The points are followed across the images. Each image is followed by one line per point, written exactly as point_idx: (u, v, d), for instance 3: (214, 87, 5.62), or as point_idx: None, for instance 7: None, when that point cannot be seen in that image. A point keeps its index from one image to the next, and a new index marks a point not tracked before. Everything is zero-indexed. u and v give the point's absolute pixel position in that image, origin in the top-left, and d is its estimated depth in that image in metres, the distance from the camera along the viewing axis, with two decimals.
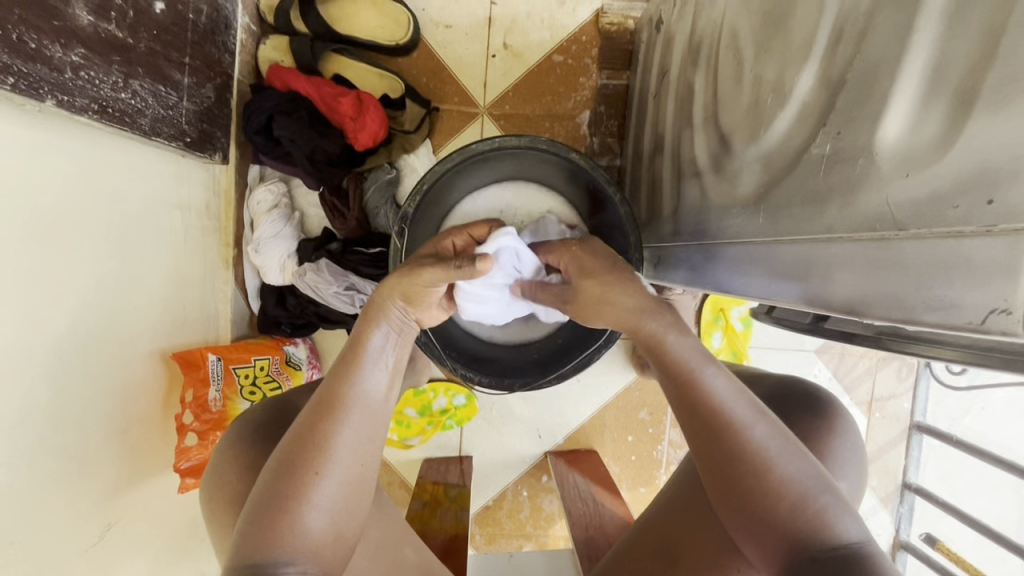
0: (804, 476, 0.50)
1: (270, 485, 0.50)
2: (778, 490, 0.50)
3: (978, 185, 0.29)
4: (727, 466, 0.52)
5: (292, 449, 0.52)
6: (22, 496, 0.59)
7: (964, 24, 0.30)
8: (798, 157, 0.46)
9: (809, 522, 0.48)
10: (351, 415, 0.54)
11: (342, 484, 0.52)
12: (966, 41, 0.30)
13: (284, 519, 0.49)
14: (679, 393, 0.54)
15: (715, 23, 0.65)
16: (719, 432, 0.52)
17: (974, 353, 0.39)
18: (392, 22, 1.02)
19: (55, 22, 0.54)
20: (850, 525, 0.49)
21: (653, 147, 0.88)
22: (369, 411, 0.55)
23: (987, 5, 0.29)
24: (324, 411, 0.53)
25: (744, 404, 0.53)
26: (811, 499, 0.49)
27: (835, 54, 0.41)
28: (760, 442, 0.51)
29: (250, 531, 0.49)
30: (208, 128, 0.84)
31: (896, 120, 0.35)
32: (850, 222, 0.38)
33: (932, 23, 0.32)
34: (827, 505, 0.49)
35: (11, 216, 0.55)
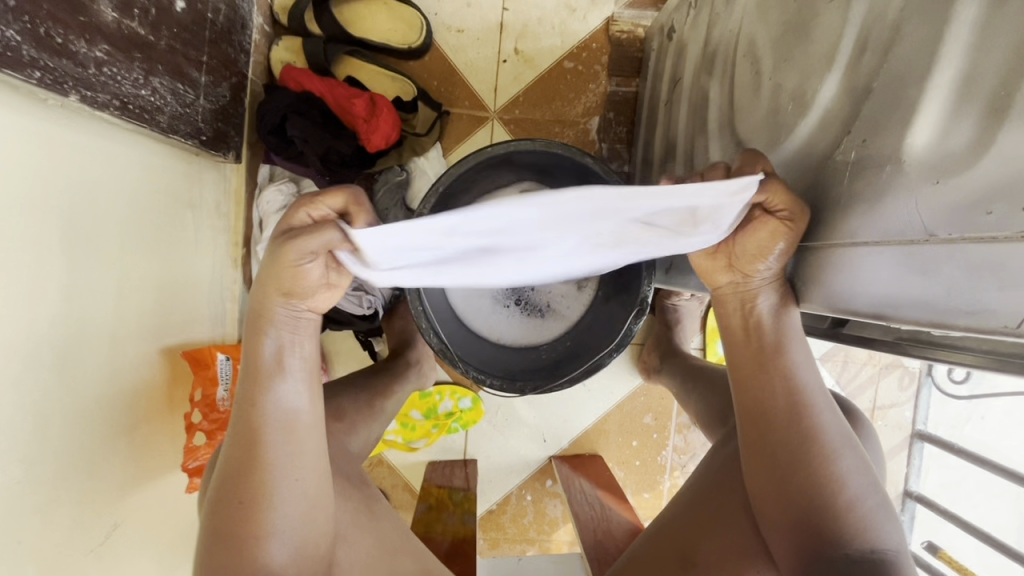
0: (861, 473, 0.52)
1: (215, 518, 0.52)
2: (836, 484, 0.51)
3: (1014, 191, 0.30)
4: (793, 453, 0.52)
5: (226, 480, 0.52)
6: (21, 490, 0.57)
7: (1000, 25, 0.31)
8: (820, 164, 0.46)
9: (858, 522, 0.50)
10: (272, 433, 0.53)
11: (289, 501, 0.52)
12: (1003, 42, 0.30)
13: (235, 549, 0.50)
14: (770, 372, 0.54)
15: (731, 32, 0.66)
16: (799, 412, 0.53)
17: (997, 359, 0.40)
18: (405, 26, 1.02)
19: (81, 18, 0.54)
20: (890, 531, 0.50)
21: (664, 153, 0.89)
22: (293, 423, 0.54)
23: None
24: (244, 438, 0.53)
25: (822, 396, 0.54)
26: (861, 499, 0.51)
27: (859, 65, 0.42)
28: (831, 431, 0.52)
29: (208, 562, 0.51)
30: (224, 128, 0.84)
31: (924, 129, 0.36)
32: (878, 229, 0.39)
33: (965, 23, 0.33)
34: (877, 505, 0.51)
35: (24, 206, 0.54)
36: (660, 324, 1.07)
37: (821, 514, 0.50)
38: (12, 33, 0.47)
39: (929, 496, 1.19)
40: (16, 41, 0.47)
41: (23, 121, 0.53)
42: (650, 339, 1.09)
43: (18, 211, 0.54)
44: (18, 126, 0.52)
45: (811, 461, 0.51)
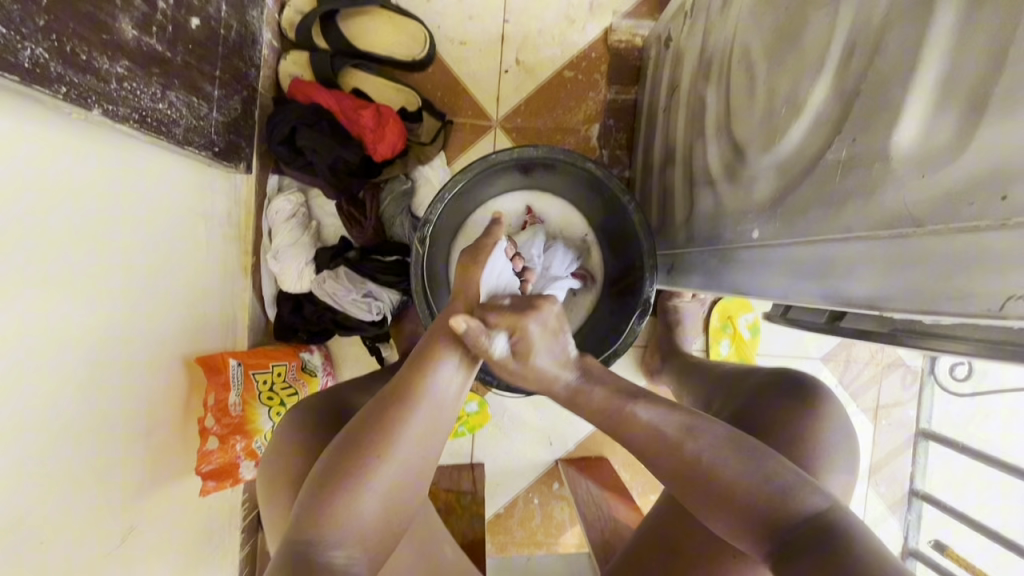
0: (758, 471, 0.52)
1: (329, 466, 0.52)
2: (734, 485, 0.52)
3: (995, 180, 0.31)
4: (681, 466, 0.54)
5: (355, 431, 0.54)
6: (39, 491, 0.58)
7: (978, 24, 0.33)
8: (813, 162, 0.48)
9: (777, 506, 0.51)
10: (419, 411, 0.54)
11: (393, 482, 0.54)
12: (981, 40, 0.32)
13: (334, 504, 0.51)
14: (603, 420, 0.58)
15: (726, 39, 0.68)
16: (674, 441, 0.55)
17: (988, 346, 0.41)
18: (409, 38, 1.05)
19: (104, 35, 0.57)
20: (814, 497, 0.51)
21: (663, 158, 0.91)
22: (435, 413, 0.56)
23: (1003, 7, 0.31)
24: (389, 406, 0.54)
25: (687, 415, 0.56)
26: (771, 488, 0.52)
27: (849, 66, 0.44)
28: (708, 442, 0.54)
29: (305, 505, 0.52)
30: (235, 139, 0.87)
31: (910, 125, 0.37)
32: (869, 222, 0.41)
33: (946, 23, 0.35)
34: (792, 483, 0.52)
35: (48, 215, 0.56)
36: (661, 327, 1.10)
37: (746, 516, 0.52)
38: (41, 51, 0.49)
39: (934, 494, 1.19)
40: (44, 59, 0.50)
41: (49, 136, 0.55)
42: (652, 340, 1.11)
43: (44, 221, 0.56)
44: (41, 136, 0.54)
45: (702, 470, 0.54)
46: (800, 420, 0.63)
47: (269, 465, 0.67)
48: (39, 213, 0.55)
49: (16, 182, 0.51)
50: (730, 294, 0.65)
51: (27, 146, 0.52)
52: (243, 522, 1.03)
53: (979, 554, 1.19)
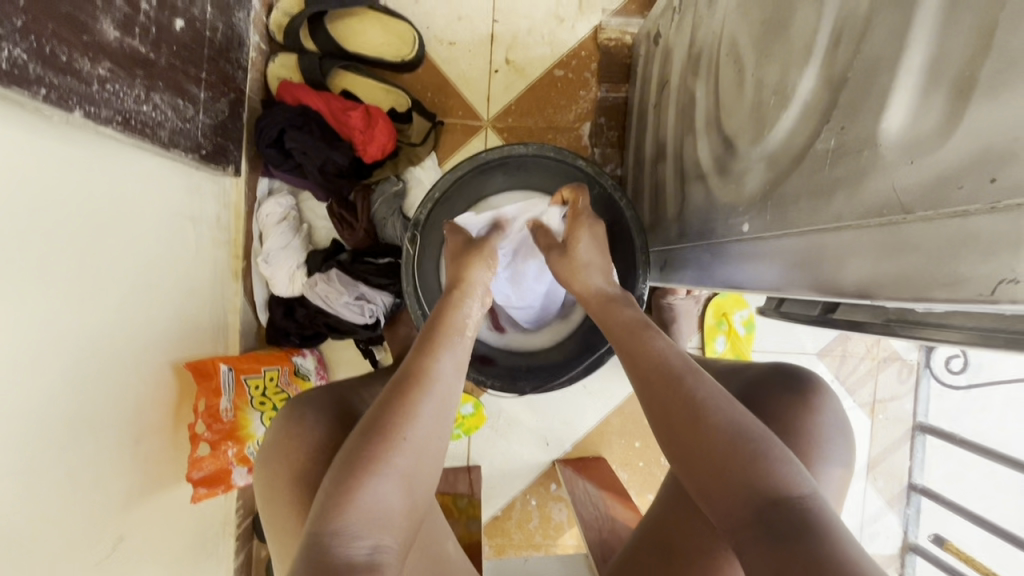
0: (740, 423, 0.53)
1: (339, 465, 0.50)
2: (715, 429, 0.53)
3: (982, 165, 0.31)
4: (676, 406, 0.56)
5: (374, 415, 0.53)
6: (25, 500, 0.57)
7: (962, 8, 0.32)
8: (802, 153, 0.48)
9: (751, 463, 0.50)
10: (431, 392, 0.56)
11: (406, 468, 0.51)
12: (966, 24, 0.32)
13: (356, 486, 0.48)
14: (626, 350, 0.64)
15: (715, 33, 0.68)
16: (668, 379, 0.58)
17: (981, 335, 0.41)
18: (398, 39, 1.05)
19: (84, 37, 0.56)
20: (792, 473, 0.50)
21: (654, 155, 0.91)
22: (443, 393, 0.57)
23: None
24: (399, 390, 0.55)
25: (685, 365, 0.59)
26: (749, 441, 0.51)
27: (836, 57, 0.44)
28: (700, 389, 0.56)
29: (324, 499, 0.48)
30: (223, 142, 0.86)
31: (897, 113, 0.37)
32: (860, 210, 0.40)
33: (930, 9, 0.35)
34: (768, 449, 0.51)
35: (31, 219, 0.55)
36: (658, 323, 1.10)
37: (719, 466, 0.52)
38: (19, 52, 0.49)
39: (934, 488, 1.18)
40: (22, 61, 0.49)
41: (30, 140, 0.54)
42: None
43: (26, 227, 0.55)
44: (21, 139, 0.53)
45: (691, 408, 0.55)
46: (797, 413, 0.63)
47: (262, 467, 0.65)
48: (22, 218, 0.54)
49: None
50: (722, 288, 0.64)
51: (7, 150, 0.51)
52: (237, 530, 1.02)
53: (980, 548, 1.19)
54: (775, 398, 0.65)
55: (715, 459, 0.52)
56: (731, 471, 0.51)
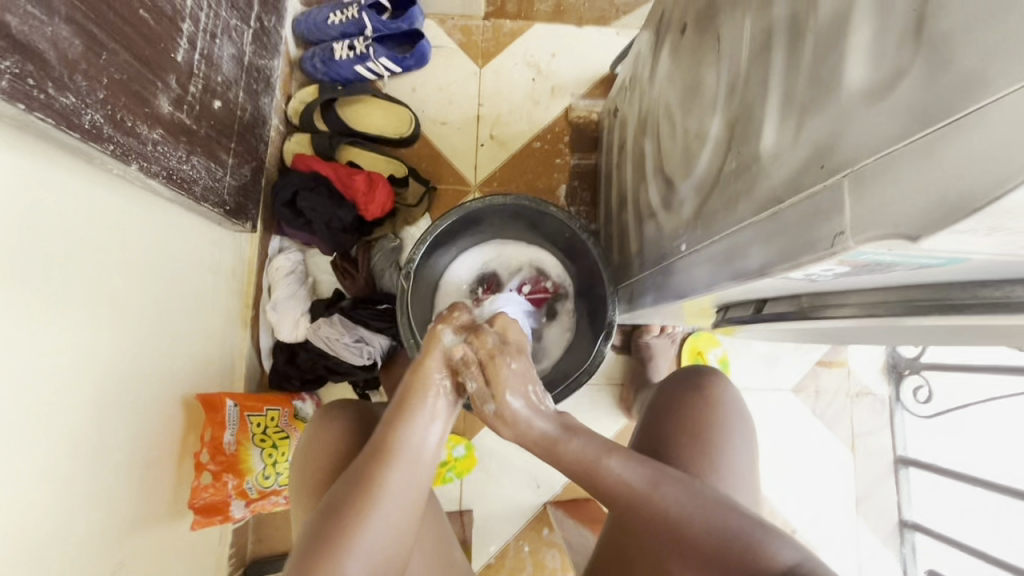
0: (721, 512, 0.59)
1: (314, 526, 0.56)
2: (698, 533, 0.58)
3: (817, 157, 0.42)
4: (644, 510, 0.61)
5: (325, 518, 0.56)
6: (39, 507, 0.62)
7: (797, 56, 0.45)
8: (717, 178, 0.60)
9: (737, 550, 0.56)
10: (398, 465, 0.59)
11: (375, 534, 0.56)
12: (801, 65, 0.45)
13: (314, 569, 0.53)
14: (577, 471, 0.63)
15: (654, 101, 0.84)
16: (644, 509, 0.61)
17: (869, 307, 0.51)
18: (396, 119, 1.23)
19: (145, 108, 0.70)
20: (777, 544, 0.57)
21: (619, 205, 1.04)
22: (413, 464, 0.60)
23: (809, 43, 0.44)
24: (369, 466, 0.59)
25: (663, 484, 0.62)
26: (729, 531, 0.57)
27: (730, 102, 0.57)
28: (682, 507, 0.59)
29: (293, 574, 0.54)
30: (244, 202, 1.00)
31: (769, 133, 0.49)
32: (754, 208, 0.51)
33: (780, 61, 0.48)
34: (745, 526, 0.57)
35: (72, 254, 0.65)
36: (638, 363, 1.20)
37: (715, 562, 0.57)
38: (99, 118, 0.63)
39: (925, 523, 1.20)
40: (100, 124, 0.63)
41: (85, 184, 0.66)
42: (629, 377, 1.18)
43: (72, 255, 0.65)
44: (75, 186, 0.65)
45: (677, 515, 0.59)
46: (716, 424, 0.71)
47: (301, 447, 0.74)
48: (67, 252, 0.64)
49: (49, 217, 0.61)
50: (678, 301, 0.73)
51: (64, 191, 0.63)
52: None
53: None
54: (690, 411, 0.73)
55: (699, 549, 0.58)
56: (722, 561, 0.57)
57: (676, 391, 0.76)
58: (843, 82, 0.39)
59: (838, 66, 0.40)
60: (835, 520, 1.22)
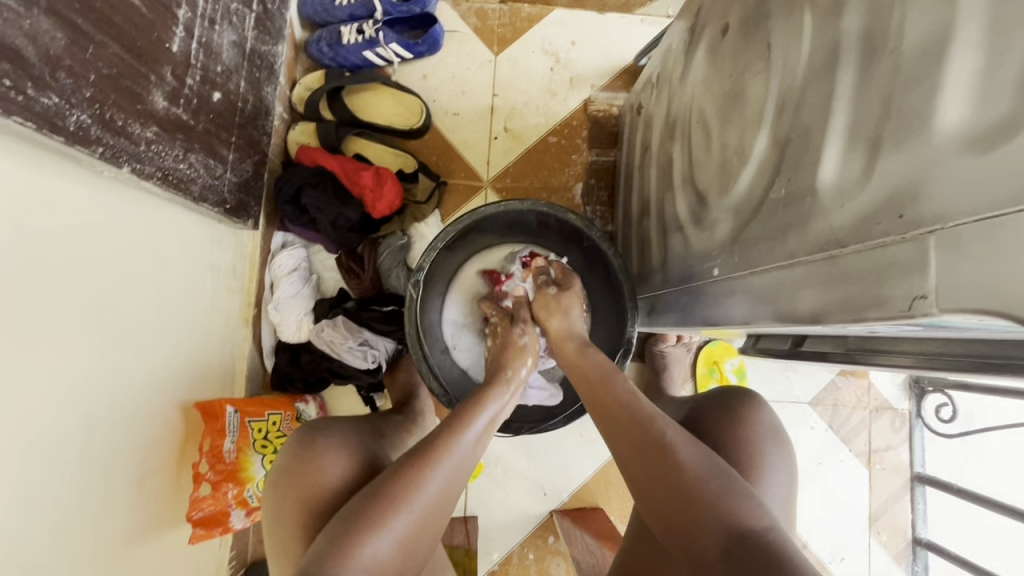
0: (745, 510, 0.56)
1: (358, 506, 0.57)
2: (693, 482, 0.58)
3: (895, 204, 0.37)
4: (653, 455, 0.61)
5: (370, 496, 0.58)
6: (31, 529, 0.59)
7: (871, 81, 0.40)
8: (760, 203, 0.55)
9: (719, 496, 0.57)
10: (446, 461, 0.61)
11: (414, 522, 0.57)
12: (875, 92, 0.39)
13: (355, 542, 0.54)
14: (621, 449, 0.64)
15: (685, 105, 0.78)
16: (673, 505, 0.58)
17: (927, 358, 0.46)
18: (406, 110, 1.16)
19: (138, 105, 0.65)
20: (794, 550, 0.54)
21: (640, 210, 0.98)
22: (460, 461, 0.63)
23: (888, 69, 0.38)
24: (422, 455, 0.61)
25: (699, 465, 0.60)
26: (719, 478, 0.58)
27: (780, 121, 0.52)
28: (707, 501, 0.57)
29: (327, 546, 0.54)
30: (245, 198, 0.95)
31: (829, 165, 0.44)
32: (807, 247, 0.46)
33: (848, 84, 0.43)
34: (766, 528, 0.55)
35: (62, 263, 0.61)
36: (650, 370, 1.14)
37: (692, 499, 0.57)
38: (86, 118, 0.58)
39: (939, 542, 1.17)
40: (88, 126, 0.58)
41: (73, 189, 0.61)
42: (641, 387, 1.15)
43: (61, 264, 0.61)
44: (64, 190, 0.60)
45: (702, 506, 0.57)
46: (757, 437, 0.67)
47: (289, 445, 0.69)
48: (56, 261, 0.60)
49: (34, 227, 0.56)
50: (703, 326, 0.69)
51: (51, 196, 0.58)
52: None
53: None
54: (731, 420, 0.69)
55: (692, 501, 0.57)
56: (709, 500, 0.56)
57: (709, 410, 0.72)
58: (934, 121, 0.34)
59: (929, 101, 0.34)
60: (846, 535, 1.19)
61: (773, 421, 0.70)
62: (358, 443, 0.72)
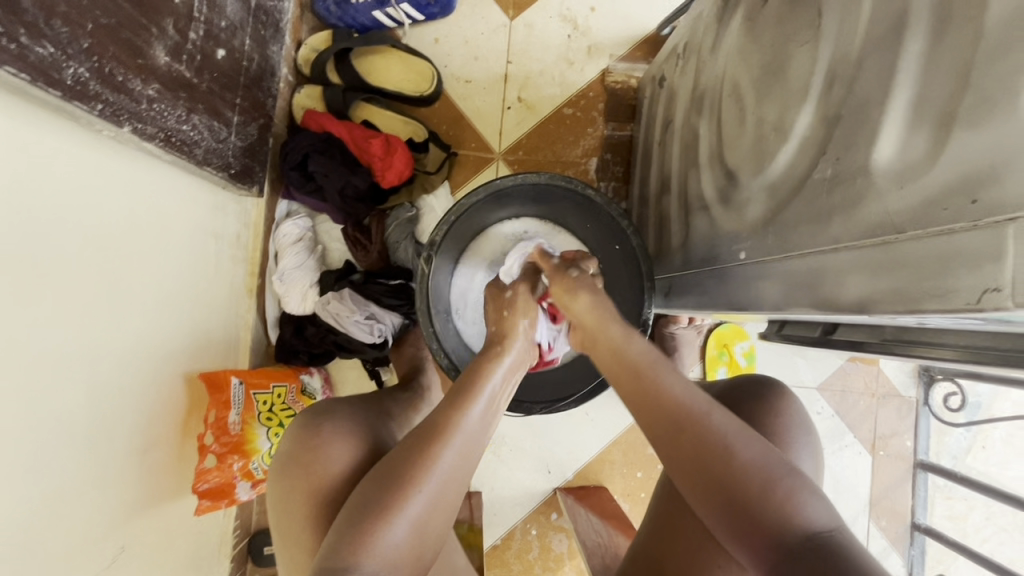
0: (765, 462, 0.56)
1: (367, 496, 0.55)
2: (735, 461, 0.56)
3: (966, 188, 0.34)
4: (694, 436, 0.59)
5: (380, 482, 0.56)
6: (33, 497, 0.57)
7: (944, 54, 0.37)
8: (801, 182, 0.52)
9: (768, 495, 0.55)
10: (453, 438, 0.59)
11: (429, 508, 0.56)
12: (949, 64, 0.36)
13: (369, 534, 0.53)
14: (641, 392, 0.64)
15: (717, 77, 0.74)
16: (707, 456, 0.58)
17: (970, 352, 0.45)
18: (417, 75, 1.11)
19: (139, 60, 0.61)
20: (822, 510, 0.54)
21: (659, 187, 0.95)
22: (466, 441, 0.60)
23: (967, 38, 0.35)
24: (427, 439, 0.59)
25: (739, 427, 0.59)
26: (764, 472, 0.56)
27: (829, 96, 0.48)
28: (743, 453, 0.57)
29: (343, 537, 0.53)
30: (250, 163, 0.91)
31: (887, 143, 0.41)
32: (856, 231, 0.43)
33: (915, 55, 0.39)
34: (792, 485, 0.55)
35: (62, 225, 0.58)
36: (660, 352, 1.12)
37: (734, 498, 0.56)
38: (83, 71, 0.54)
39: (937, 529, 1.18)
40: (85, 78, 0.54)
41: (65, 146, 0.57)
42: None
43: (58, 228, 0.57)
44: (62, 147, 0.57)
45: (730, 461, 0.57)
46: (766, 416, 0.67)
47: (297, 427, 0.68)
48: (54, 223, 0.57)
49: (29, 188, 0.53)
50: (725, 309, 0.67)
51: (49, 152, 0.55)
52: (233, 551, 1.01)
53: None
54: (743, 405, 0.69)
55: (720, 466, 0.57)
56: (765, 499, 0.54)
57: (743, 401, 0.69)
58: (1019, 96, 0.31)
59: (1016, 74, 0.31)
60: (847, 519, 1.20)
61: (800, 411, 0.69)
62: (362, 425, 0.69)
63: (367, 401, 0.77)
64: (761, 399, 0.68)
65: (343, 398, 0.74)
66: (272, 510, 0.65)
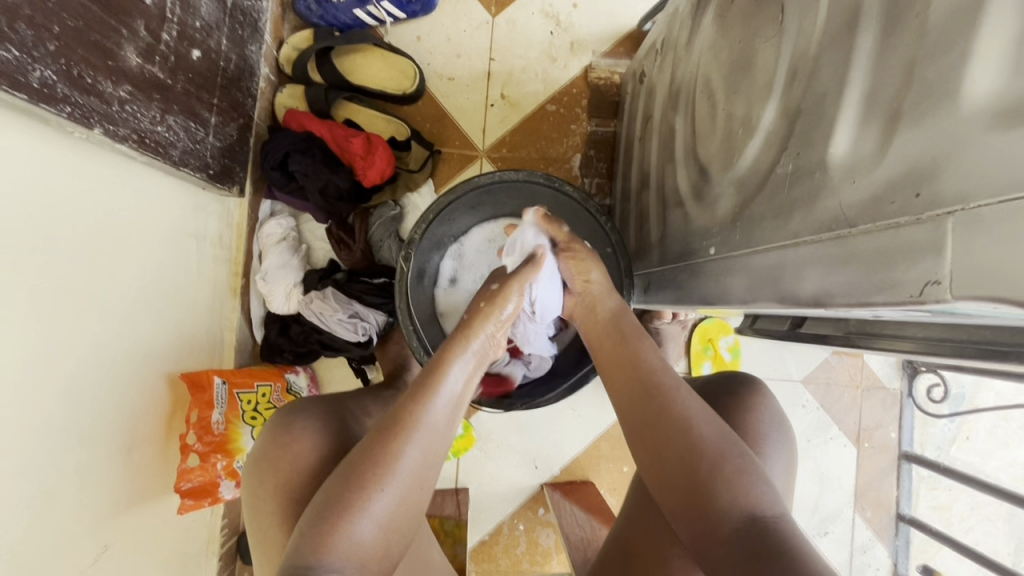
0: (718, 438, 0.58)
1: (334, 489, 0.56)
2: (693, 449, 0.58)
3: (912, 182, 0.35)
4: (660, 421, 0.61)
5: (343, 477, 0.56)
6: (12, 497, 0.58)
7: (892, 49, 0.37)
8: (766, 177, 0.52)
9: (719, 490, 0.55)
10: (417, 433, 0.60)
11: (392, 505, 0.57)
12: (897, 60, 0.37)
13: (334, 528, 0.53)
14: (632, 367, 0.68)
15: (692, 73, 0.74)
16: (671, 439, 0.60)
17: (929, 344, 0.46)
18: (399, 74, 1.11)
19: (109, 62, 0.61)
20: (769, 498, 0.55)
21: (640, 183, 0.95)
22: (432, 436, 0.61)
23: (912, 32, 0.35)
24: (389, 435, 0.59)
25: (701, 410, 0.61)
26: (722, 470, 0.56)
27: (790, 92, 0.49)
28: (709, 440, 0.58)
29: (308, 531, 0.54)
30: (230, 164, 0.91)
31: (842, 138, 0.41)
32: (813, 225, 0.44)
33: (867, 50, 0.39)
34: (741, 470, 0.56)
35: (35, 227, 0.58)
36: None
37: (694, 489, 0.57)
38: (50, 74, 0.54)
39: (921, 519, 1.19)
40: (52, 81, 0.54)
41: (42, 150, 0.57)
42: None
43: (31, 229, 0.58)
44: (33, 149, 0.57)
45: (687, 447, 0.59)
46: (740, 414, 0.67)
47: (268, 424, 0.68)
48: (28, 225, 0.57)
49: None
50: (699, 306, 0.67)
51: (19, 154, 0.55)
52: (221, 549, 1.02)
53: None
54: (719, 399, 0.70)
55: (678, 450, 0.59)
56: (716, 486, 0.56)
57: (715, 398, 0.70)
58: (956, 91, 0.31)
59: (955, 69, 0.32)
60: (832, 510, 1.21)
61: (775, 408, 0.69)
62: (333, 421, 0.70)
63: (346, 401, 0.77)
64: (734, 395, 0.69)
65: (320, 395, 0.75)
66: (243, 508, 0.65)
